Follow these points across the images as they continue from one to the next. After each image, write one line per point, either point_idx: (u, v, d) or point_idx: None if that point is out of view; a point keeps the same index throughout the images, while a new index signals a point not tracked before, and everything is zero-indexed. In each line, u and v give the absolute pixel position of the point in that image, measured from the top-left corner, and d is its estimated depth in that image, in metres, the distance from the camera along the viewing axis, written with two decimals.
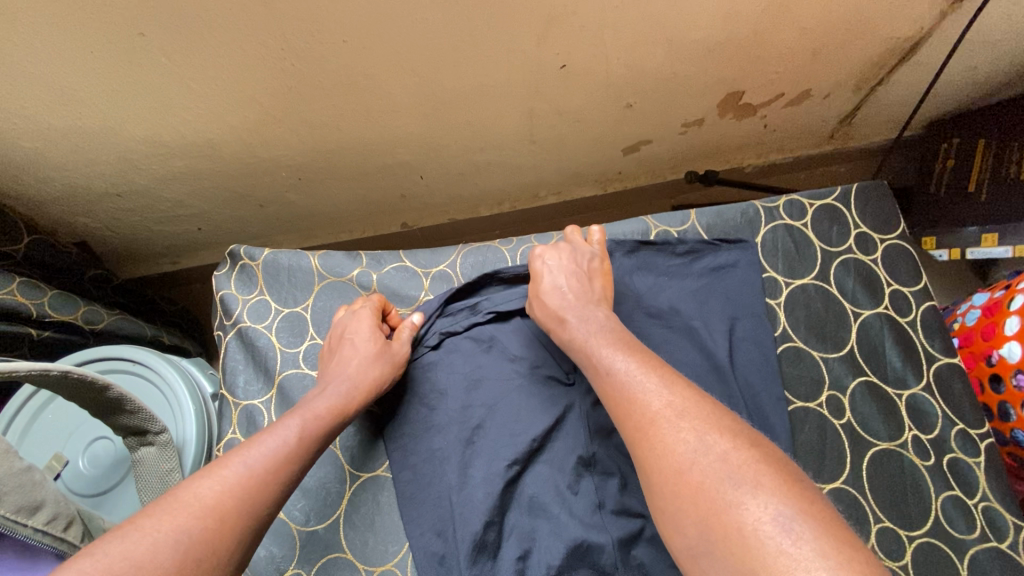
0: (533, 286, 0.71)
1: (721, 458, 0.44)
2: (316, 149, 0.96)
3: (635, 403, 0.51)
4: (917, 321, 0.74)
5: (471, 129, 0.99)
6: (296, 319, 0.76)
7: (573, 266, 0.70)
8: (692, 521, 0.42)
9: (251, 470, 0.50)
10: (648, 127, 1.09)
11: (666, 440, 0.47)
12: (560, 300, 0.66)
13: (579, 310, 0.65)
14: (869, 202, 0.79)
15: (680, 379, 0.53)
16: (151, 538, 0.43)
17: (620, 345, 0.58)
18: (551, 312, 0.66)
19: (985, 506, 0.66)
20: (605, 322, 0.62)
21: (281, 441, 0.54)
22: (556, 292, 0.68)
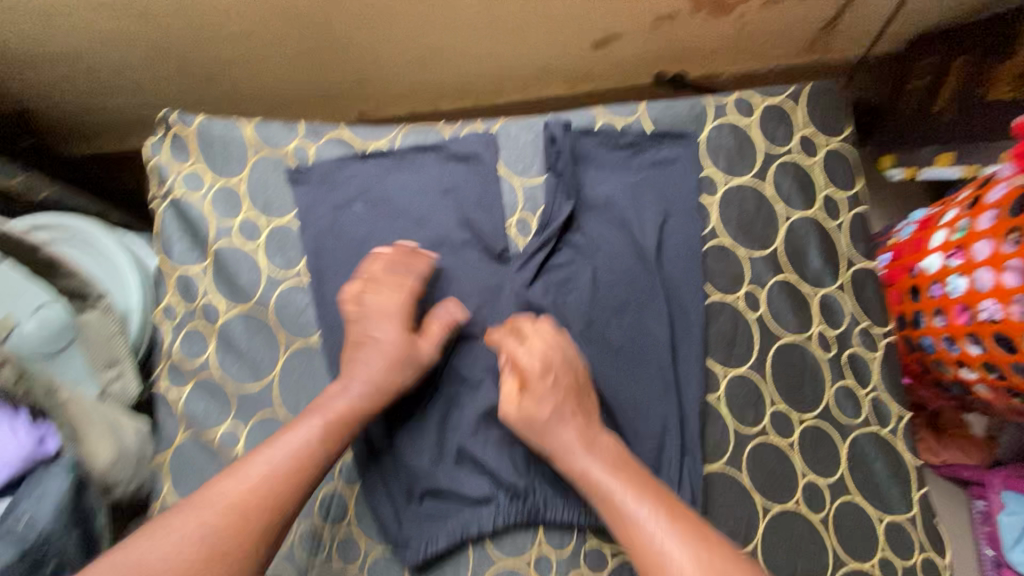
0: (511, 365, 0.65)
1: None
2: (260, 18, 0.91)
3: (659, 554, 0.53)
4: (844, 225, 0.76)
5: (424, 5, 0.94)
6: (231, 191, 0.75)
7: (610, 452, 0.61)
8: None
9: (271, 468, 0.56)
10: (616, 19, 1.04)
11: None
12: (564, 433, 0.61)
13: (585, 439, 0.61)
14: (819, 104, 0.78)
15: (699, 525, 0.55)
16: (177, 537, 0.51)
17: (633, 480, 0.58)
18: (557, 446, 0.61)
19: (873, 396, 0.71)
20: (614, 450, 0.61)
21: (297, 438, 0.58)
22: (563, 430, 0.61)
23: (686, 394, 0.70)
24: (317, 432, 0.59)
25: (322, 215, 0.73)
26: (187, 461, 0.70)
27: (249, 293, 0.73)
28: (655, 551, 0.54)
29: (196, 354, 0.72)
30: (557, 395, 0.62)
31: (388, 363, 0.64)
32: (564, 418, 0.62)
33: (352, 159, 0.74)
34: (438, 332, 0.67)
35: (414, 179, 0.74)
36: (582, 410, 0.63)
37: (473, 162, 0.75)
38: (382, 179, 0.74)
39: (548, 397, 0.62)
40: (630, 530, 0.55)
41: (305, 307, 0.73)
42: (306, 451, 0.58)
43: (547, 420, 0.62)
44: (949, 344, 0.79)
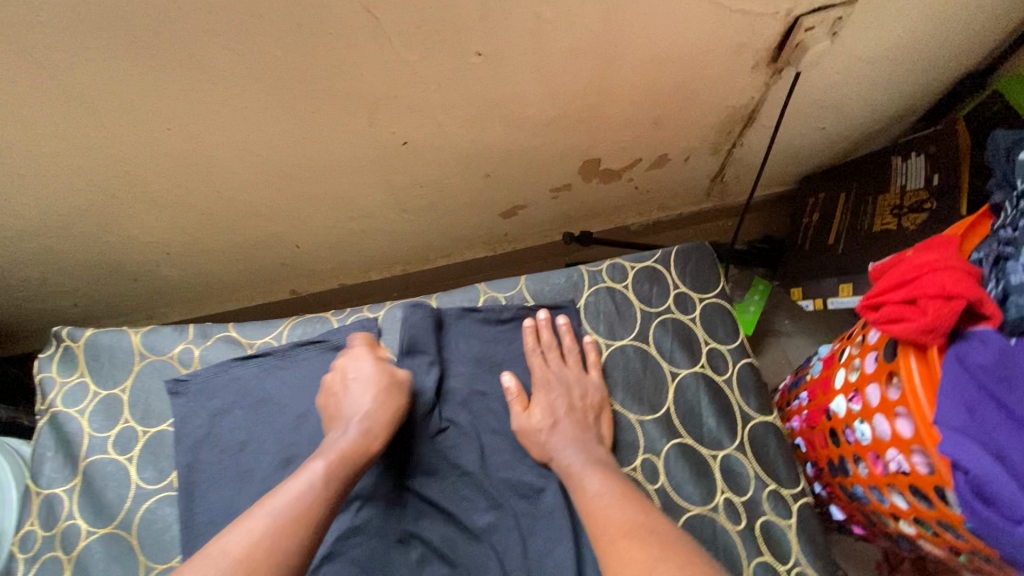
0: (539, 359, 0.75)
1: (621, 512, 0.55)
2: (179, 225, 1.00)
3: (608, 521, 0.55)
4: (733, 378, 0.75)
5: (332, 201, 1.02)
6: (113, 401, 0.75)
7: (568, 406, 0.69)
8: None
9: (273, 518, 0.52)
10: (516, 194, 1.14)
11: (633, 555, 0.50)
12: (553, 430, 0.67)
13: (579, 438, 0.67)
14: (689, 263, 0.82)
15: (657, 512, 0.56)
16: None
17: (610, 474, 0.62)
18: (554, 445, 0.66)
19: (799, 572, 0.63)
20: (598, 455, 0.65)
21: (300, 485, 0.56)
22: (559, 410, 0.69)
23: None
24: (320, 479, 0.57)
25: (198, 424, 0.72)
26: None
27: (114, 512, 0.68)
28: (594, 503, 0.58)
29: None
30: (547, 390, 0.72)
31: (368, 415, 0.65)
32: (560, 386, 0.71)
33: (234, 362, 0.75)
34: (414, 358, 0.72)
35: (297, 372, 0.75)
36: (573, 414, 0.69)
37: None
38: (265, 374, 0.74)
39: (551, 404, 0.70)
40: (589, 507, 0.58)
41: (172, 523, 0.68)
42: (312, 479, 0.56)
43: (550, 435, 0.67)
44: (878, 494, 0.73)
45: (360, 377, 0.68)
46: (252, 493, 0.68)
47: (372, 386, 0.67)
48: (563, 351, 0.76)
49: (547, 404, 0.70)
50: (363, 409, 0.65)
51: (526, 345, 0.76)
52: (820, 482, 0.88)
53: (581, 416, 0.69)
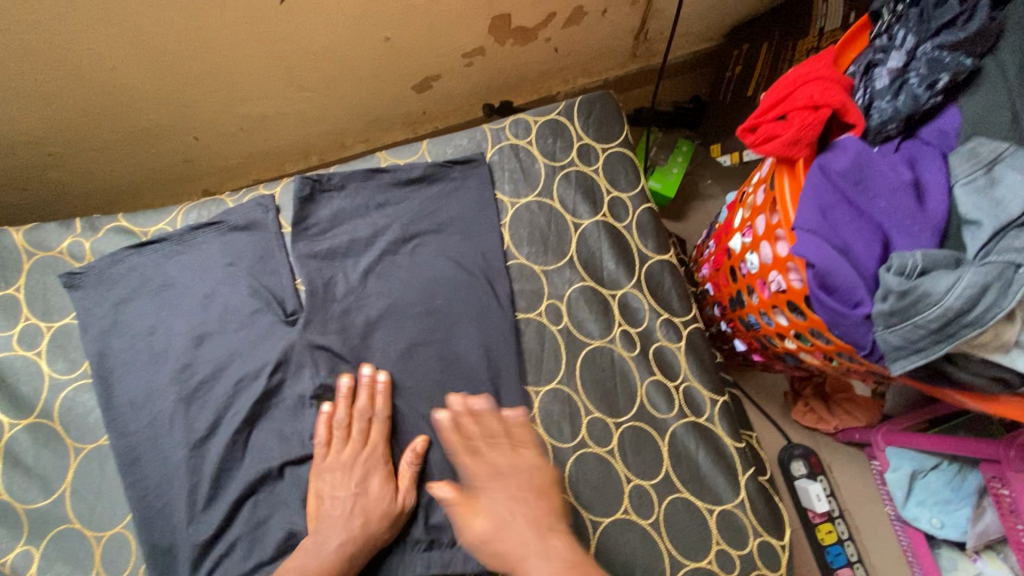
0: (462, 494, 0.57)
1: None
2: (50, 117, 0.90)
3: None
4: (633, 224, 0.77)
5: (218, 79, 0.94)
6: (8, 302, 0.72)
7: (520, 484, 0.57)
8: None
9: None
10: (424, 60, 1.06)
11: None
12: (504, 524, 0.53)
13: (537, 533, 0.53)
14: (592, 114, 0.80)
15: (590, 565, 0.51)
16: None
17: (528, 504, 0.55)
18: (501, 550, 0.52)
19: (685, 387, 0.71)
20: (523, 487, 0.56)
21: None
22: (491, 507, 0.55)
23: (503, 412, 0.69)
24: None
25: (102, 313, 0.71)
26: None
27: (33, 404, 0.69)
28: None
29: None
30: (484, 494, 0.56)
31: (365, 520, 0.61)
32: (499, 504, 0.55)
33: (128, 250, 0.73)
34: (364, 409, 0.67)
35: (199, 253, 0.73)
36: (508, 477, 0.57)
37: (257, 229, 0.75)
38: (166, 259, 0.73)
39: (491, 503, 0.55)
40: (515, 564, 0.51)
41: (93, 406, 0.69)
42: (320, 560, 0.58)
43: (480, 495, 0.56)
44: (766, 318, 0.79)
45: (338, 468, 0.64)
46: (167, 373, 0.69)
47: (348, 483, 0.63)
48: (489, 436, 0.61)
49: (489, 470, 0.58)
50: (342, 510, 0.62)
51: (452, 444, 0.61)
52: (725, 320, 0.95)
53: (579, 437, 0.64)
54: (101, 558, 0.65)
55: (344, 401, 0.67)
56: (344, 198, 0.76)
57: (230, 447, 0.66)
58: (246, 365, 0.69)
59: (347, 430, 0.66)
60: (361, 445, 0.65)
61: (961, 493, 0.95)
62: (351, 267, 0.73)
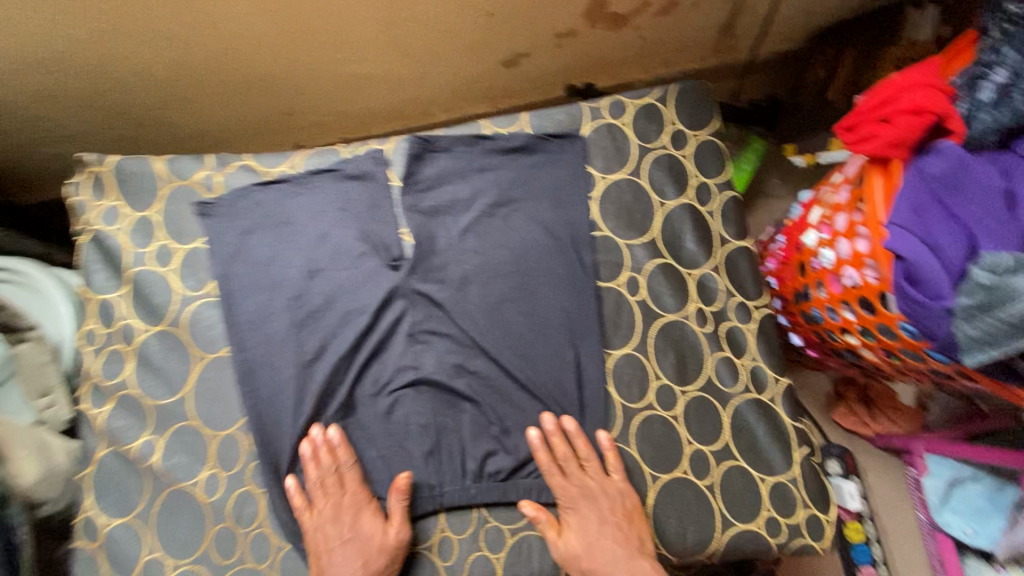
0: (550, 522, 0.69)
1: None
2: (179, 61, 0.97)
3: None
4: (716, 210, 0.82)
5: (330, 39, 1.00)
6: (147, 222, 0.81)
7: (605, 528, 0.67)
8: None
9: None
10: (519, 37, 1.11)
11: None
12: (609, 555, 0.65)
13: (627, 562, 0.65)
14: (685, 102, 0.85)
15: None
16: None
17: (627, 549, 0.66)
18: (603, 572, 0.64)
19: (752, 365, 0.77)
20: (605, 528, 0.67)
21: None
22: (597, 541, 0.66)
23: (582, 364, 0.75)
24: None
25: (228, 241, 0.79)
26: (109, 474, 0.75)
27: (164, 314, 0.78)
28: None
29: (114, 374, 0.77)
30: (584, 528, 0.67)
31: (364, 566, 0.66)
32: (597, 539, 0.66)
33: (254, 187, 0.81)
34: (400, 506, 0.69)
35: (316, 196, 0.80)
36: (618, 538, 0.66)
37: (368, 179, 0.82)
38: (287, 199, 0.80)
39: (584, 520, 0.68)
40: None
41: (216, 321, 0.78)
42: None
43: (579, 548, 0.66)
44: (832, 313, 0.83)
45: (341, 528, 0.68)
46: (282, 299, 0.77)
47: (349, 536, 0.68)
48: (580, 458, 0.71)
49: (579, 489, 0.69)
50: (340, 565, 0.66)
51: (541, 461, 0.70)
52: (785, 314, 0.98)
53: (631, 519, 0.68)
54: (216, 454, 0.74)
55: (313, 461, 0.71)
56: (448, 159, 0.82)
57: (335, 370, 0.74)
58: (353, 301, 0.77)
59: (326, 481, 0.70)
60: (341, 493, 0.70)
61: (998, 503, 0.96)
62: (452, 223, 0.80)
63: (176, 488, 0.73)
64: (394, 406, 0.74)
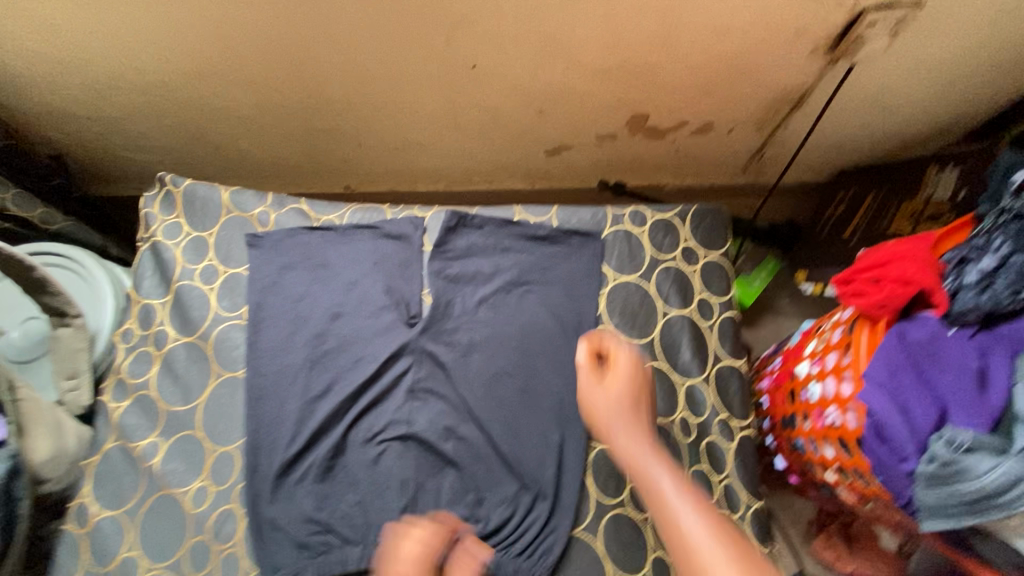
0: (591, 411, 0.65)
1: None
2: (262, 105, 1.09)
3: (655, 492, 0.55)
4: (715, 326, 0.87)
5: (398, 108, 1.12)
6: (201, 242, 0.90)
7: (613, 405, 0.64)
8: None
9: None
10: (564, 132, 1.22)
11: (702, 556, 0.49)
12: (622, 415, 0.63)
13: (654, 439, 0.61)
14: (702, 223, 0.92)
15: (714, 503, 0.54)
16: None
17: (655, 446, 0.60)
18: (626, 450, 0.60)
19: (726, 484, 0.79)
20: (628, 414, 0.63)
21: None
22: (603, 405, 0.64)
23: (565, 452, 0.79)
24: None
25: (268, 272, 0.87)
26: (109, 467, 0.80)
27: (195, 327, 0.85)
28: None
29: (139, 374, 0.84)
30: (615, 393, 0.65)
31: None
32: (609, 410, 0.64)
33: (302, 230, 0.90)
34: None
35: (354, 247, 0.89)
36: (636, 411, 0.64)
37: (404, 241, 0.90)
38: (328, 245, 0.89)
39: (628, 373, 0.66)
40: (660, 504, 0.54)
41: (240, 343, 0.85)
42: None
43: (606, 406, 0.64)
44: (813, 445, 0.85)
45: None
46: (304, 335, 0.84)
47: None
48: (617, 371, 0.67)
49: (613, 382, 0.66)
50: None
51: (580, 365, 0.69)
52: (772, 434, 1.01)
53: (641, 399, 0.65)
54: (210, 467, 0.79)
55: None
56: (478, 235, 0.90)
57: (336, 410, 0.80)
58: (366, 348, 0.83)
59: None
60: None
61: None
62: (470, 294, 0.87)
63: (165, 493, 0.78)
64: (382, 456, 0.79)
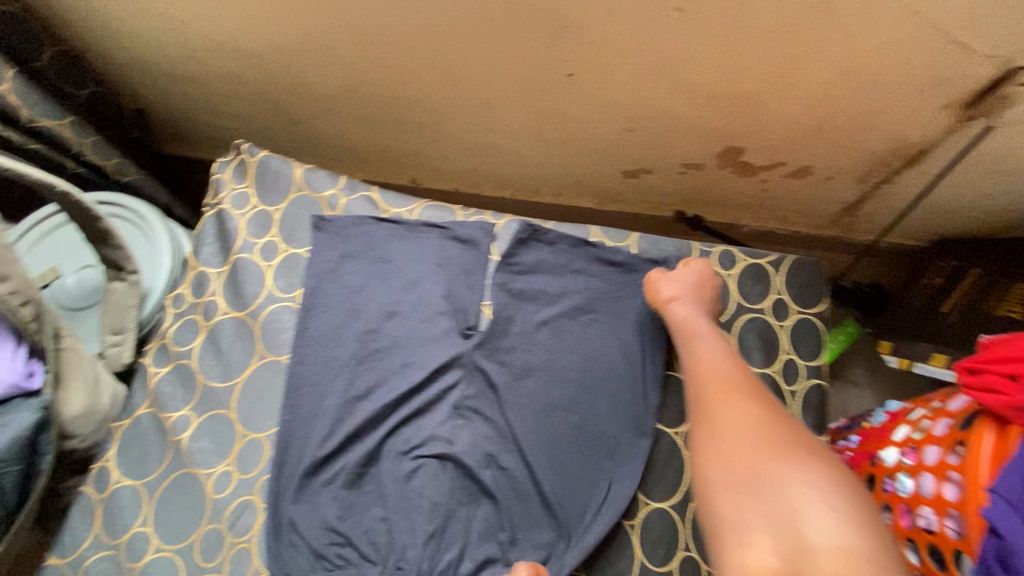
0: (653, 294, 0.77)
1: (837, 495, 0.49)
2: (347, 85, 1.07)
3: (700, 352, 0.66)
4: (799, 392, 0.78)
5: (482, 109, 1.08)
6: (266, 217, 0.87)
7: (689, 292, 0.75)
8: (742, 465, 0.52)
9: None
10: (647, 156, 1.15)
11: (721, 414, 0.57)
12: (692, 316, 0.71)
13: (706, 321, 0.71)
14: (798, 275, 0.83)
15: (769, 397, 0.59)
16: None
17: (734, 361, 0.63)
18: (679, 321, 0.72)
19: None
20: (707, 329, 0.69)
21: None
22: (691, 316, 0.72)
23: (614, 505, 0.71)
24: None
25: (328, 258, 0.83)
26: (138, 434, 0.77)
27: (247, 303, 0.82)
28: (769, 488, 0.50)
29: (184, 342, 0.81)
30: (678, 290, 0.75)
31: None
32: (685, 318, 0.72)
33: (369, 219, 0.86)
34: None
35: (421, 245, 0.84)
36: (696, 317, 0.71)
37: (472, 246, 0.85)
38: (394, 238, 0.84)
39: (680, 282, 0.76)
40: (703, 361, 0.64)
41: (289, 327, 0.81)
42: None
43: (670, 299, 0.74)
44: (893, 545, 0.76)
45: None
46: (355, 328, 0.79)
47: None
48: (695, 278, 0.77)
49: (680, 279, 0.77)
50: None
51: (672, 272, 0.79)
52: None
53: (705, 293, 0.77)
54: (238, 452, 0.75)
55: None
56: (550, 252, 0.84)
57: (376, 414, 0.75)
58: (416, 354, 0.78)
59: None
60: None
61: None
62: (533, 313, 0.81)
63: (188, 471, 0.74)
64: (416, 472, 0.73)
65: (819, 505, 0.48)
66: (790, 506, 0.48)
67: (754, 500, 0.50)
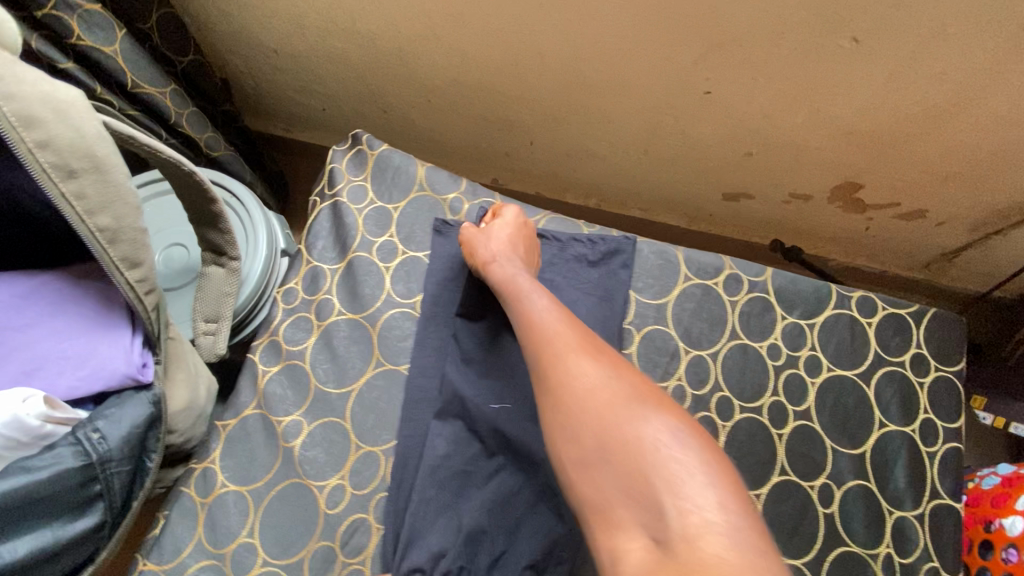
0: (471, 251, 0.75)
1: (698, 464, 0.48)
2: (457, 79, 1.02)
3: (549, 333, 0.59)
4: (937, 454, 0.74)
5: (595, 117, 1.03)
6: (385, 214, 0.82)
7: (504, 241, 0.75)
8: (608, 462, 0.50)
9: None
10: (755, 181, 1.10)
11: (573, 382, 0.54)
12: (510, 270, 0.70)
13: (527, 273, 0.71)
14: (939, 330, 0.79)
15: (604, 350, 0.58)
16: None
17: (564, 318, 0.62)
18: (501, 277, 0.70)
19: None
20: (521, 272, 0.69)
21: None
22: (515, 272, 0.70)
23: None
24: None
25: (450, 266, 0.79)
26: (244, 433, 0.73)
27: (364, 306, 0.78)
28: (634, 462, 0.49)
29: (296, 341, 0.77)
30: (490, 240, 0.75)
31: None
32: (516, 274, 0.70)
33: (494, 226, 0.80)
34: None
35: None
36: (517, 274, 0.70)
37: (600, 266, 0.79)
38: None
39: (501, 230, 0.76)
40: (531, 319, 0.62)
41: (408, 335, 0.77)
42: None
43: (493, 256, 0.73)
44: None
45: None
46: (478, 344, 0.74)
47: None
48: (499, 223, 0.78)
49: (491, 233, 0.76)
50: None
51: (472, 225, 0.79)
52: None
53: (521, 246, 0.76)
54: (352, 466, 0.71)
55: None
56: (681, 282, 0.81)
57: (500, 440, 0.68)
58: None
59: None
60: None
61: None
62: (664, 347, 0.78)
63: (300, 481, 0.70)
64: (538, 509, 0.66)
65: (690, 481, 0.47)
66: (658, 489, 0.47)
67: (611, 490, 0.49)
